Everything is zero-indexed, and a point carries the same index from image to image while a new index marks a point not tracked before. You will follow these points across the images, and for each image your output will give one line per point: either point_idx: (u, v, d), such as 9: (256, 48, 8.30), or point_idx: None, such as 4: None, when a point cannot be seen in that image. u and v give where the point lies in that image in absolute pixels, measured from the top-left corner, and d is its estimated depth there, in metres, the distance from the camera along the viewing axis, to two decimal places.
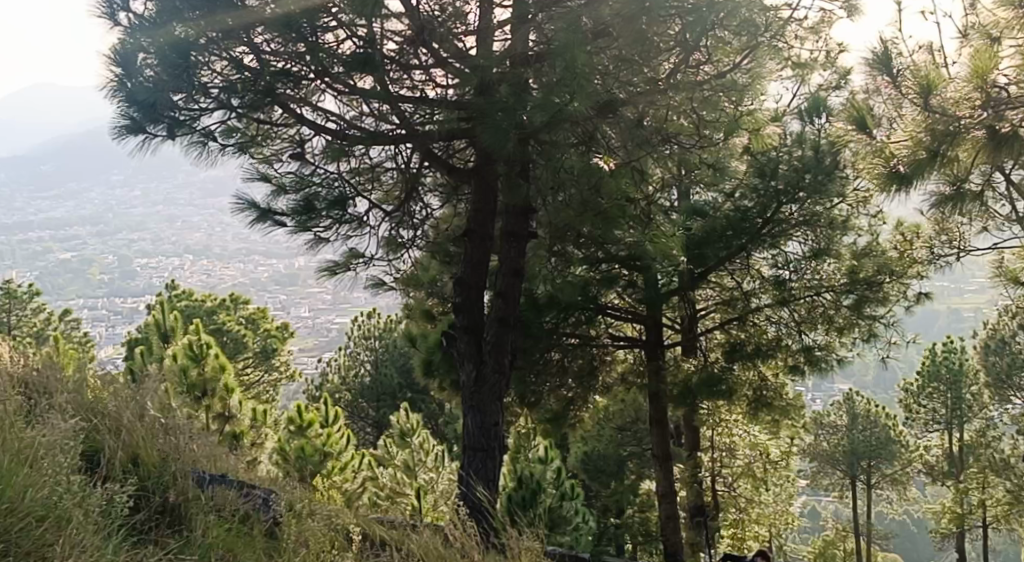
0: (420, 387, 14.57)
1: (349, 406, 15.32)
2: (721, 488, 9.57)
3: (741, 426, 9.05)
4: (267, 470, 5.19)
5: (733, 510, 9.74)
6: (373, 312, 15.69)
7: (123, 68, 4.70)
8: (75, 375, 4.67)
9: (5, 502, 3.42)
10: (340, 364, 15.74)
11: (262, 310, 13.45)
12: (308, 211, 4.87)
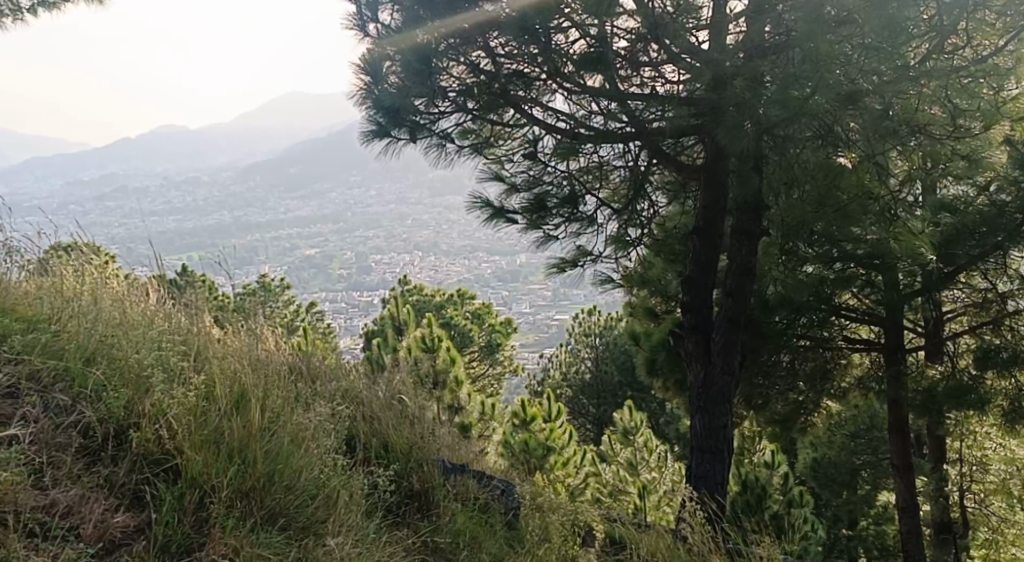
0: (638, 384, 14.45)
1: (567, 401, 15.45)
2: (972, 505, 9.05)
3: (993, 438, 8.58)
4: (505, 461, 5.36)
5: (984, 528, 9.39)
6: (591, 308, 15.69)
7: (373, 76, 5.06)
8: (334, 366, 4.99)
9: (285, 481, 3.82)
10: (558, 359, 15.91)
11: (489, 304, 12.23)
12: (540, 209, 5.29)
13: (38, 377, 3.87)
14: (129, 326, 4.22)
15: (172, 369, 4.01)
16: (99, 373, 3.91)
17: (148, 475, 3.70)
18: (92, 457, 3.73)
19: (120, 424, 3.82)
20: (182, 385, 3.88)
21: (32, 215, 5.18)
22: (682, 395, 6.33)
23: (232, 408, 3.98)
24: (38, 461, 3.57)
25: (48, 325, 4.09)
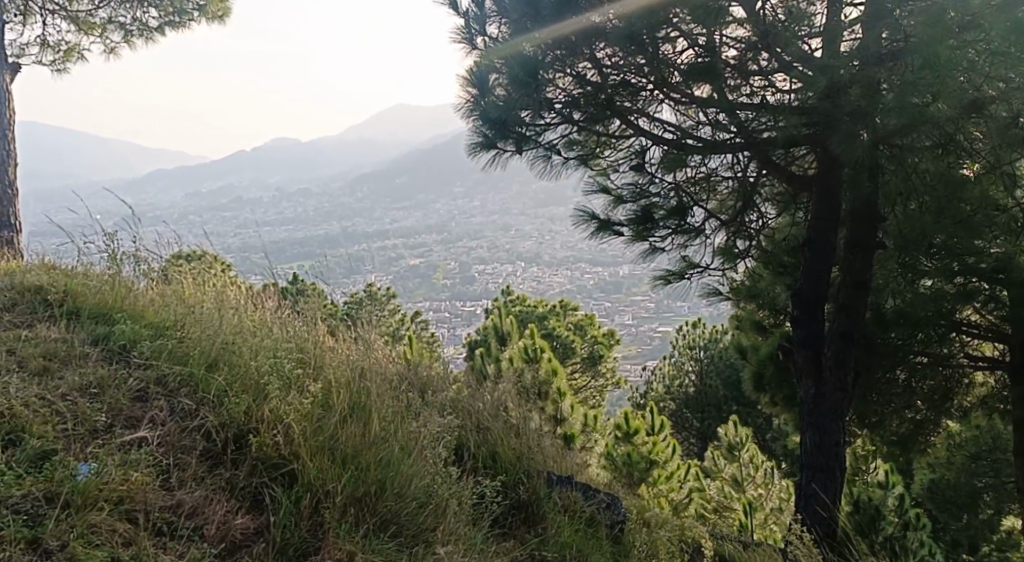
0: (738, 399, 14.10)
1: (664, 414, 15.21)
2: None
3: None
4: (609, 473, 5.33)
5: None
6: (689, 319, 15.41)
7: (479, 88, 5.11)
8: (442, 376, 5.05)
9: (396, 488, 3.89)
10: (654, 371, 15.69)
11: (591, 317, 11.21)
12: (648, 220, 5.25)
13: (165, 381, 4.06)
14: (249, 333, 4.38)
15: (290, 375, 4.15)
16: (221, 379, 4.07)
17: (266, 479, 3.80)
18: (214, 460, 3.85)
19: (240, 429, 3.94)
20: (299, 393, 4.02)
21: (155, 224, 5.41)
22: (790, 411, 6.17)
23: (345, 415, 4.12)
24: (165, 464, 3.72)
25: (174, 331, 4.31)
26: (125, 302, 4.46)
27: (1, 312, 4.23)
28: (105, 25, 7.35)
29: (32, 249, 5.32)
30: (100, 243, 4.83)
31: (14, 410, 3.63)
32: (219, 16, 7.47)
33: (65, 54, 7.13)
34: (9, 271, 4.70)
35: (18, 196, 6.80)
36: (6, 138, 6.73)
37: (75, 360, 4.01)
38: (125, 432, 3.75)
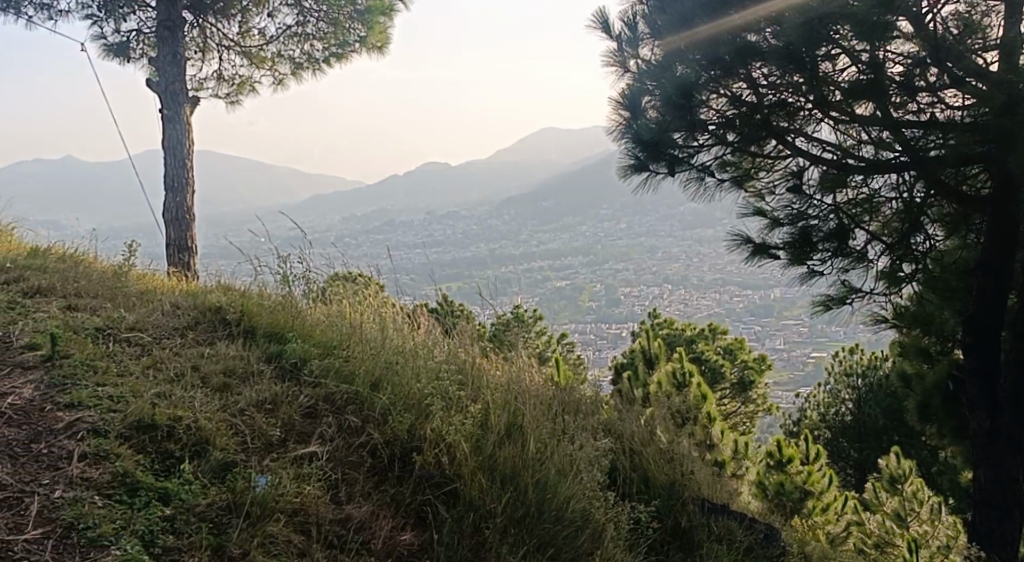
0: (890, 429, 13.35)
1: None
2: None
3: None
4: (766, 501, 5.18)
5: None
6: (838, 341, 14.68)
7: (632, 110, 5.45)
8: (596, 400, 5.03)
9: (554, 510, 3.90)
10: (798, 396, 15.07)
11: (739, 339, 10.12)
12: (805, 243, 5.15)
13: (332, 399, 4.22)
14: (409, 353, 4.52)
15: (451, 396, 4.24)
16: (385, 398, 4.20)
17: (430, 496, 3.89)
18: (381, 476, 3.97)
19: (404, 446, 4.06)
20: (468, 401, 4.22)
21: (320, 246, 5.65)
22: (957, 444, 5.86)
23: (503, 436, 4.17)
24: (333, 478, 3.85)
25: (341, 350, 4.48)
26: (296, 322, 4.67)
27: (185, 330, 4.52)
28: (274, 58, 7.74)
29: (208, 271, 5.67)
30: (274, 265, 5.13)
31: (200, 422, 3.85)
32: (379, 45, 7.70)
33: (239, 86, 7.54)
34: (190, 291, 5.03)
35: (194, 221, 7.25)
36: (186, 167, 7.21)
37: (251, 378, 4.22)
38: (296, 447, 3.92)
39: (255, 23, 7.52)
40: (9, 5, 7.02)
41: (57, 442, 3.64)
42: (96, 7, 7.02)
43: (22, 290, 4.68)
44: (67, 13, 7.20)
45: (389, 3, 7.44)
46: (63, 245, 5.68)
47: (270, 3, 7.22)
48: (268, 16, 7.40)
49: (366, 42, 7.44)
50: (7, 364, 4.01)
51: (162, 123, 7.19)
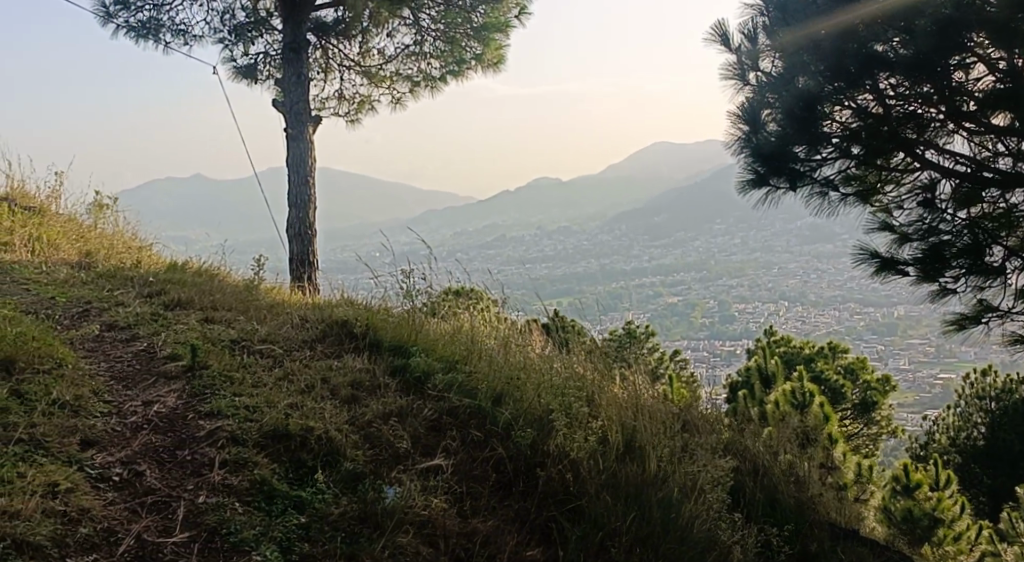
0: None
1: None
2: None
3: None
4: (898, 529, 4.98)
5: None
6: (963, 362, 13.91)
7: (752, 123, 6.32)
8: (720, 418, 4.94)
9: (679, 531, 3.82)
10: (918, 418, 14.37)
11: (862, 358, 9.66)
12: (938, 259, 5.76)
13: (455, 412, 4.27)
14: (528, 369, 4.53)
15: (573, 412, 4.21)
16: (507, 412, 4.22)
17: (555, 512, 3.88)
18: (505, 490, 3.98)
19: (528, 461, 4.06)
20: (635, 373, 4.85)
21: (440, 261, 5.71)
22: None
23: (625, 453, 4.12)
24: (458, 491, 3.87)
25: (463, 365, 4.53)
26: (419, 336, 4.74)
27: (314, 342, 4.67)
28: (393, 77, 7.90)
29: (332, 285, 5.84)
30: (399, 280, 5.27)
31: (330, 433, 3.94)
32: (495, 62, 7.74)
33: (359, 105, 7.74)
34: (317, 305, 5.20)
35: (315, 236, 7.47)
36: (309, 183, 7.45)
37: (378, 391, 4.31)
38: (421, 460, 3.96)
39: (374, 43, 7.70)
40: (148, 34, 7.27)
41: (199, 449, 3.79)
42: (228, 32, 7.32)
43: (163, 303, 4.93)
44: (201, 39, 7.48)
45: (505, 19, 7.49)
46: (197, 260, 5.98)
47: (390, 23, 7.38)
48: (387, 36, 7.56)
49: (482, 59, 7.50)
50: (152, 374, 4.21)
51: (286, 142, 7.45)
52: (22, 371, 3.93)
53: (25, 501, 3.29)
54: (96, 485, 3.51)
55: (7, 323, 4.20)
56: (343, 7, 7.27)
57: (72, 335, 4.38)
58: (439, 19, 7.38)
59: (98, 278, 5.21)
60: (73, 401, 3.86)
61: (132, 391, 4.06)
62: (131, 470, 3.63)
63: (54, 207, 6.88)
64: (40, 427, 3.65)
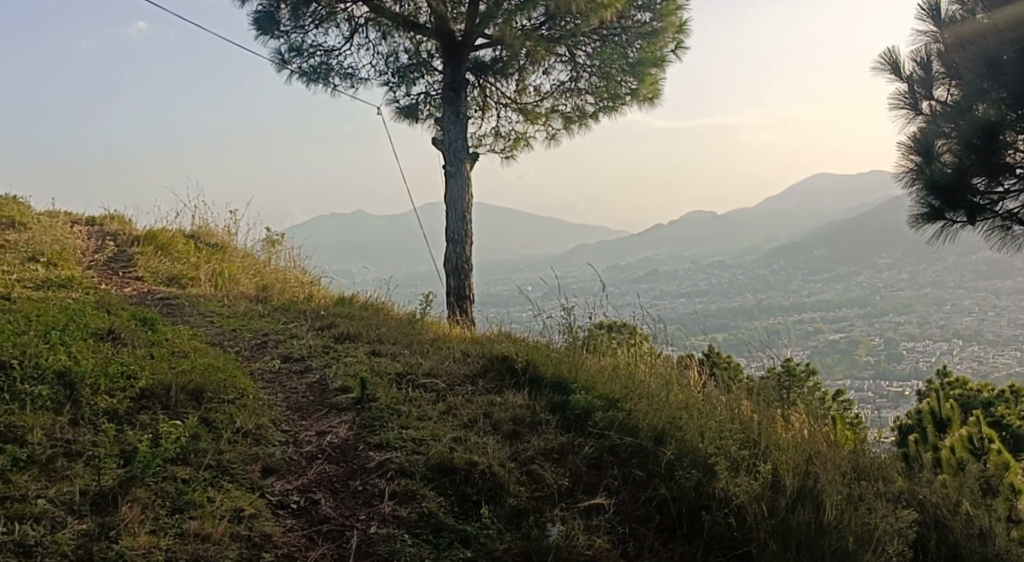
0: None
1: None
2: None
3: None
4: None
5: None
6: None
7: (927, 154, 6.91)
8: (895, 463, 4.69)
9: None
10: None
11: None
12: None
13: (617, 450, 4.23)
14: (692, 410, 4.45)
15: (740, 454, 4.08)
16: (669, 452, 4.16)
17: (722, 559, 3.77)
18: (669, 533, 3.89)
19: (692, 503, 3.97)
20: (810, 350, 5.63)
21: (596, 295, 5.71)
22: None
23: (795, 500, 3.96)
24: (621, 531, 3.83)
25: (624, 403, 4.49)
26: (580, 373, 4.75)
27: (475, 378, 4.76)
28: (549, 114, 7.99)
29: (491, 320, 5.95)
30: (561, 317, 5.33)
31: (494, 468, 3.97)
32: (650, 97, 7.74)
33: (515, 142, 7.88)
34: (477, 340, 5.31)
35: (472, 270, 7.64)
36: (466, 219, 7.65)
37: (539, 427, 4.34)
38: (583, 498, 3.94)
39: (531, 81, 7.83)
40: (319, 78, 7.67)
41: (369, 480, 3.91)
42: (392, 74, 7.66)
43: (333, 336, 5.17)
44: (367, 81, 7.79)
45: (661, 53, 7.47)
46: (362, 294, 6.27)
47: (546, 61, 7.47)
48: (543, 73, 7.66)
49: (638, 93, 7.51)
50: (325, 406, 4.40)
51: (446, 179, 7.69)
52: (210, 400, 4.20)
53: (215, 525, 3.48)
54: (276, 512, 3.68)
55: (196, 355, 4.51)
56: (500, 46, 7.45)
57: (253, 366, 4.66)
58: (595, 56, 7.43)
59: (273, 311, 5.54)
60: (254, 429, 4.08)
61: (306, 422, 4.26)
62: (307, 498, 3.78)
63: (234, 244, 7.44)
64: (226, 454, 3.87)
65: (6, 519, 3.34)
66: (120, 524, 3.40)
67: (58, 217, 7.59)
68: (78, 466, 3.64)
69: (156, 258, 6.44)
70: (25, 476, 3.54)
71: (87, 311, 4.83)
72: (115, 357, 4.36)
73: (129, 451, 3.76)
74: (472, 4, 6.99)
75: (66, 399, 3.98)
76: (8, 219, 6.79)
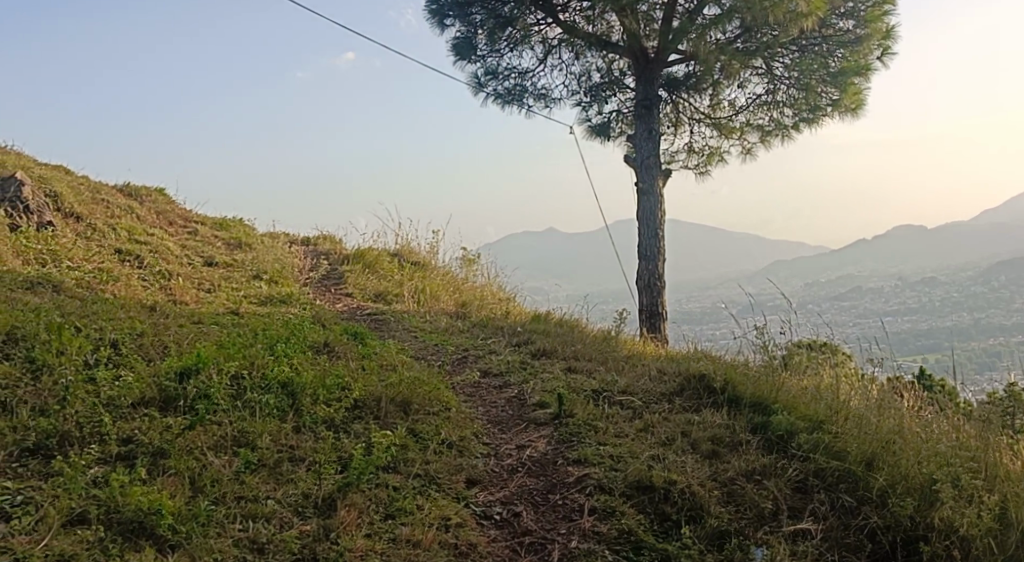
0: None
1: None
2: None
3: None
4: None
5: None
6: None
7: None
8: None
9: None
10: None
11: None
12: None
13: (822, 474, 4.06)
14: (906, 433, 4.20)
15: (962, 483, 3.81)
16: (881, 478, 3.93)
17: None
18: None
19: (908, 533, 3.74)
20: None
21: (797, 313, 5.53)
22: None
23: None
24: (830, 559, 3.66)
25: (829, 425, 4.30)
26: (782, 392, 4.60)
27: (672, 396, 4.74)
28: (744, 128, 7.84)
29: (684, 338, 5.90)
30: (760, 335, 5.20)
31: (693, 487, 3.91)
32: (853, 106, 7.42)
33: (709, 157, 7.77)
34: (672, 358, 5.28)
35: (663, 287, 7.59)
36: (657, 236, 7.61)
37: (739, 448, 4.24)
38: (788, 522, 3.81)
39: (726, 95, 7.69)
40: (514, 99, 7.89)
41: (569, 495, 3.96)
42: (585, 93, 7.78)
43: (530, 352, 5.31)
44: (560, 101, 7.93)
45: (866, 61, 7.14)
46: (555, 311, 6.40)
47: (742, 74, 7.31)
48: (739, 87, 7.50)
49: (839, 104, 7.22)
50: (524, 420, 4.52)
51: (637, 196, 7.69)
52: (416, 412, 4.41)
53: (425, 531, 3.64)
54: (481, 523, 3.79)
55: (404, 369, 4.77)
56: (694, 61, 7.39)
57: (455, 380, 4.86)
58: (793, 66, 7.21)
59: (472, 327, 5.74)
60: (458, 441, 4.25)
61: (506, 435, 4.39)
62: (509, 510, 3.88)
63: (433, 262, 7.80)
64: (433, 464, 4.04)
65: (242, 517, 3.63)
66: (339, 527, 3.62)
67: (277, 237, 8.25)
68: (301, 471, 3.92)
69: (363, 277, 6.86)
70: (257, 478, 3.85)
71: (307, 326, 5.22)
72: (332, 368, 4.68)
73: (346, 458, 4.01)
74: (665, 21, 7.04)
75: (290, 407, 4.30)
76: (235, 240, 7.45)
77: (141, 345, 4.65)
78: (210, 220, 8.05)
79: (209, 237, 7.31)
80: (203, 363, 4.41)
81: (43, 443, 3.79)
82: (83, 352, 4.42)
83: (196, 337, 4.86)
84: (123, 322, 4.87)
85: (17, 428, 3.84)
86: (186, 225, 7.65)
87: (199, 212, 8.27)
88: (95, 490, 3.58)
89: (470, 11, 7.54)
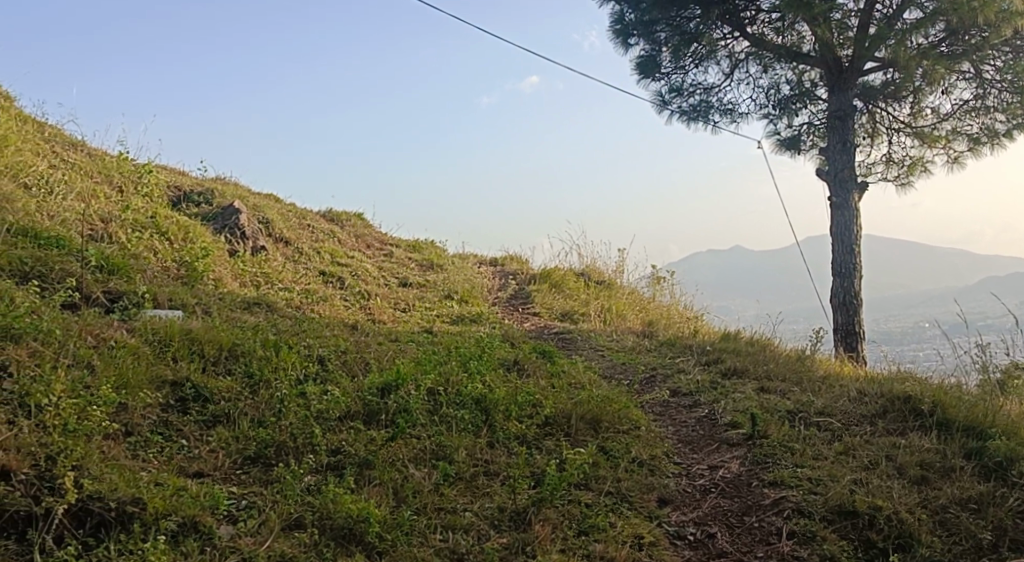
0: None
1: None
2: None
3: None
4: None
5: None
6: None
7: None
8: None
9: None
10: None
11: None
12: None
13: None
14: None
15: None
16: None
17: None
18: None
19: None
20: None
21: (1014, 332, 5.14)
22: None
23: None
24: None
25: None
26: (1000, 416, 4.30)
27: (874, 418, 4.52)
28: (949, 136, 7.35)
29: (886, 358, 5.62)
30: (975, 357, 4.91)
31: (902, 514, 3.70)
32: None
33: (910, 168, 7.40)
34: (874, 378, 5.04)
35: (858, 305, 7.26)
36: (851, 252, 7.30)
37: (952, 474, 3.98)
38: (1012, 555, 3.54)
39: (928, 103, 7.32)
40: (699, 116, 7.83)
41: (766, 517, 3.85)
42: (773, 106, 7.60)
43: (720, 371, 5.22)
44: (747, 116, 7.78)
45: None
46: (745, 331, 6.29)
47: (946, 80, 6.91)
48: (943, 93, 7.09)
49: None
50: (716, 440, 4.45)
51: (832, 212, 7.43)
52: (607, 430, 4.45)
53: (618, 549, 3.65)
54: (674, 542, 3.76)
55: (593, 387, 4.83)
56: (892, 68, 7.03)
57: (644, 399, 4.86)
58: (1005, 69, 6.79)
59: (659, 346, 5.73)
60: (649, 460, 4.25)
61: (697, 455, 4.35)
62: (703, 530, 3.82)
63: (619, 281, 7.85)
64: (624, 483, 4.05)
65: (441, 528, 3.79)
66: (534, 540, 3.69)
67: (466, 258, 8.57)
68: (496, 485, 4.04)
69: (550, 296, 7.01)
70: (454, 491, 4.00)
71: (498, 344, 5.40)
72: (523, 386, 4.80)
73: (539, 474, 4.11)
74: (861, 28, 6.80)
75: (484, 423, 4.45)
76: (426, 261, 7.81)
77: (347, 362, 4.96)
78: (404, 242, 8.48)
79: (402, 259, 7.69)
80: (403, 380, 4.65)
81: (262, 452, 4.11)
82: (297, 368, 4.78)
83: (395, 354, 5.14)
84: (330, 339, 5.21)
85: (240, 437, 4.18)
86: (381, 247, 8.09)
87: (393, 237, 8.72)
88: (310, 497, 3.84)
89: (655, 29, 7.60)
